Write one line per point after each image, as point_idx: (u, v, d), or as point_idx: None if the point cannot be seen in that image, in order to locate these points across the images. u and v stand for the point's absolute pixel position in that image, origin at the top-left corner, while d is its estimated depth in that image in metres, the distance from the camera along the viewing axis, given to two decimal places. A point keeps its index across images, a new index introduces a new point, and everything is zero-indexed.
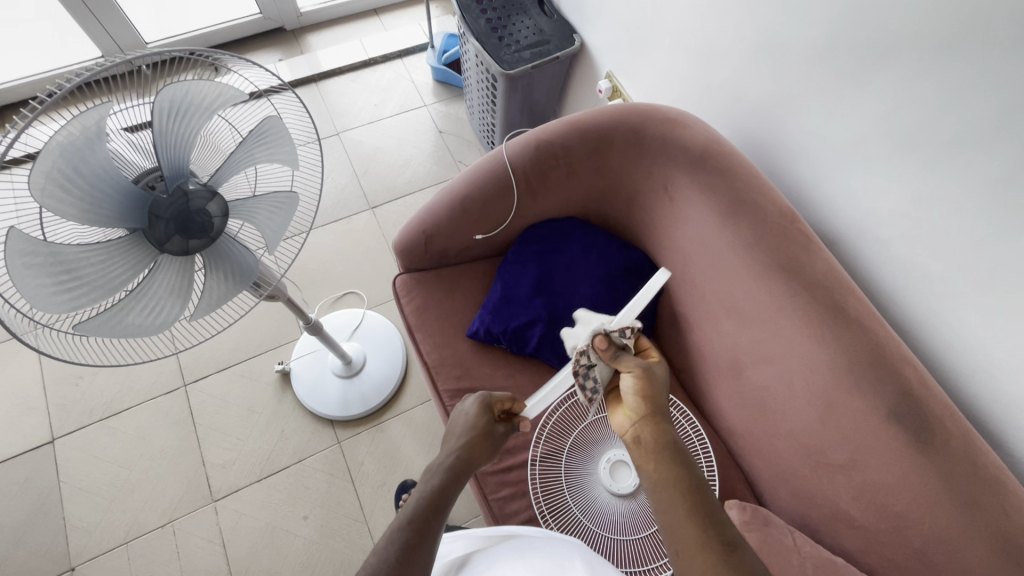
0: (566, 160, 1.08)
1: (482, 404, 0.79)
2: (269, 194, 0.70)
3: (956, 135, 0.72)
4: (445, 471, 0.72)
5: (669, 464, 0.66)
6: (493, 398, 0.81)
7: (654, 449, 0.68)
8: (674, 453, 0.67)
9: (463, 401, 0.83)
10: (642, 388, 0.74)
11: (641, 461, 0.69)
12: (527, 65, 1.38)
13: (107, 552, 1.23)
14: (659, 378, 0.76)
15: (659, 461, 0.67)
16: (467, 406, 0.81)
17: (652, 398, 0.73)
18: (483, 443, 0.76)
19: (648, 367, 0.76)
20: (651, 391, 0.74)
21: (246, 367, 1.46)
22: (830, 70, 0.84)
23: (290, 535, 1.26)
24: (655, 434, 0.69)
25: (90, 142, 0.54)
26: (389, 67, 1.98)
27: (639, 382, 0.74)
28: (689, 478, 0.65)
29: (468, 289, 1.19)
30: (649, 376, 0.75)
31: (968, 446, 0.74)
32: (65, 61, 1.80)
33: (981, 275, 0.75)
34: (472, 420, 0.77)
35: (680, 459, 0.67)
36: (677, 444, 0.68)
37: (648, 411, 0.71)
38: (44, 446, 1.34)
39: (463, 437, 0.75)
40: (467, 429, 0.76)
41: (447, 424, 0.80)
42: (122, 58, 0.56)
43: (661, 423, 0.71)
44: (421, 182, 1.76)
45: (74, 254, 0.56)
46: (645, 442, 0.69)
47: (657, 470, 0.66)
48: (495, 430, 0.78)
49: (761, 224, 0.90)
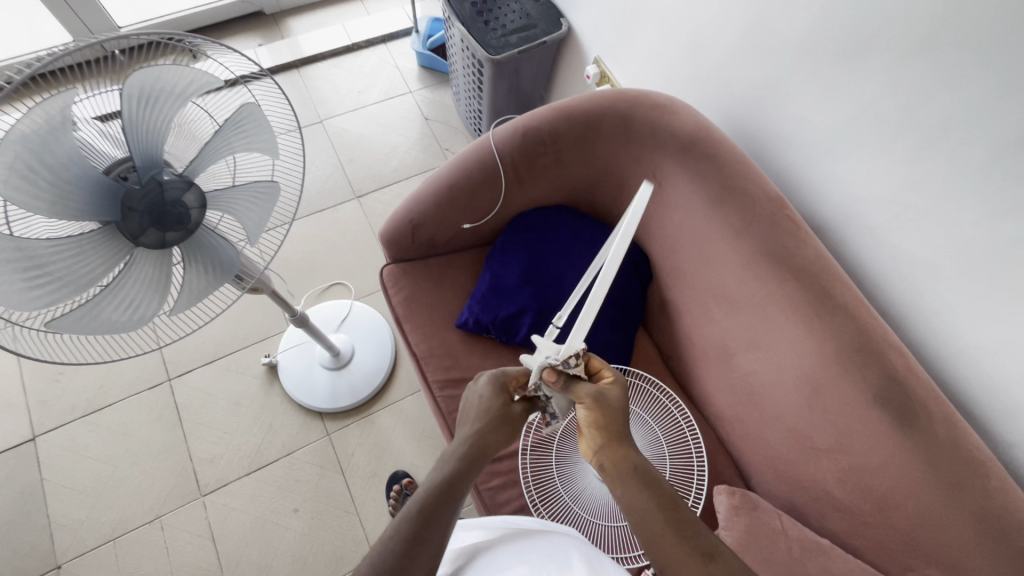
0: (554, 147, 1.07)
1: (496, 385, 0.78)
2: (249, 184, 0.67)
3: (944, 120, 0.72)
4: (456, 460, 0.72)
5: (637, 489, 0.67)
6: (507, 374, 0.80)
7: (620, 476, 0.69)
8: (642, 477, 0.68)
9: (477, 381, 0.81)
10: (594, 418, 0.72)
11: (610, 486, 0.70)
12: (514, 49, 1.35)
13: (93, 549, 1.21)
14: (613, 403, 0.72)
15: (624, 486, 0.68)
16: (480, 386, 0.79)
17: (607, 428, 0.72)
18: (499, 429, 0.76)
19: (600, 393, 0.72)
20: (606, 421, 0.72)
21: (232, 360, 1.43)
22: (820, 53, 0.83)
23: (281, 528, 1.25)
24: (617, 461, 0.70)
25: (56, 131, 0.52)
26: (373, 52, 1.94)
27: (592, 413, 0.72)
28: (660, 498, 0.67)
29: (456, 280, 1.17)
30: (602, 405, 0.72)
31: (951, 429, 0.76)
32: (33, 43, 1.72)
33: (966, 258, 0.76)
34: (485, 404, 0.77)
35: (648, 482, 0.68)
36: (642, 467, 0.69)
37: (607, 441, 0.71)
38: (25, 443, 1.31)
39: (478, 422, 0.75)
40: (483, 412, 0.76)
41: (461, 407, 0.80)
42: (94, 41, 0.55)
43: (623, 450, 0.70)
44: (407, 170, 1.73)
45: (42, 248, 0.54)
46: (608, 470, 0.70)
47: (626, 495, 0.68)
48: (511, 411, 0.78)
49: (750, 209, 0.90)
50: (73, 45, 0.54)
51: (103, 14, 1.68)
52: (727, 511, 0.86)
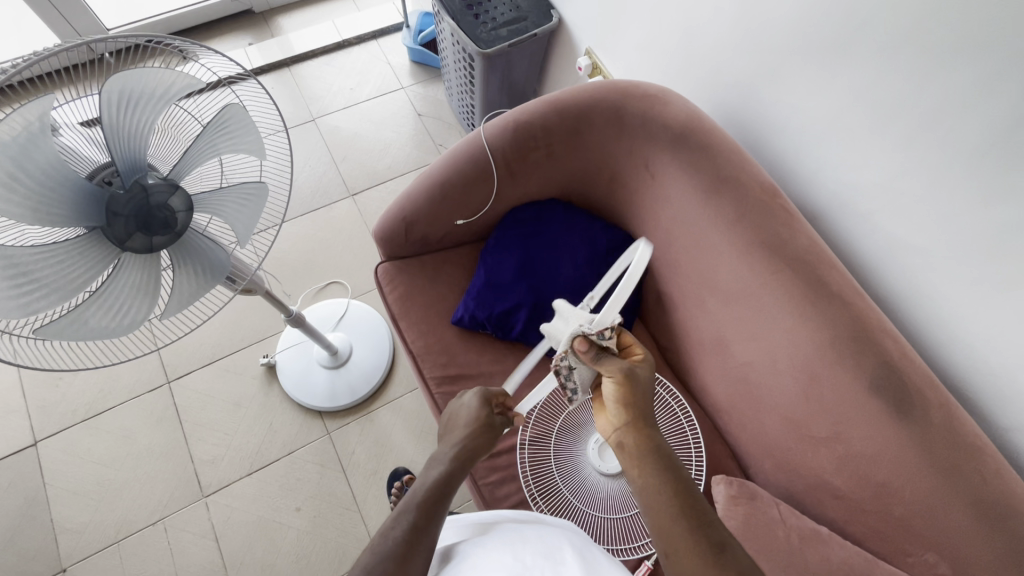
0: (546, 141, 1.06)
1: (482, 398, 0.79)
2: (236, 185, 0.66)
3: (937, 106, 0.71)
4: (449, 461, 0.72)
5: (655, 472, 0.67)
6: (491, 391, 0.81)
7: (639, 457, 0.69)
8: (661, 461, 0.68)
9: (463, 395, 0.82)
10: (623, 396, 0.72)
11: (628, 466, 0.70)
12: (505, 43, 1.34)
13: (98, 552, 1.22)
14: (641, 379, 0.73)
15: (644, 468, 0.68)
16: (468, 398, 0.80)
17: (634, 406, 0.71)
18: (484, 435, 0.75)
19: (631, 370, 0.73)
20: (634, 399, 0.72)
21: (231, 362, 1.44)
22: (810, 39, 0.82)
23: (283, 527, 1.26)
24: (639, 441, 0.69)
25: (36, 137, 0.52)
26: (364, 48, 1.93)
27: (620, 390, 0.72)
28: (677, 483, 0.66)
29: (451, 276, 1.17)
30: (632, 382, 0.72)
31: (947, 414, 0.76)
32: (21, 45, 1.71)
33: (960, 245, 0.75)
34: (475, 413, 0.77)
35: (668, 465, 0.68)
36: (662, 449, 0.69)
37: (632, 420, 0.70)
38: (27, 448, 1.31)
39: (468, 428, 0.76)
40: (470, 421, 0.76)
41: (449, 417, 0.80)
42: (83, 41, 0.56)
43: (646, 430, 0.70)
44: (401, 167, 1.72)
45: (28, 254, 0.54)
46: (628, 449, 0.70)
47: (643, 476, 0.68)
48: (496, 422, 0.78)
49: (742, 199, 0.90)
50: (61, 46, 0.55)
51: (90, 16, 1.67)
52: (725, 502, 0.85)
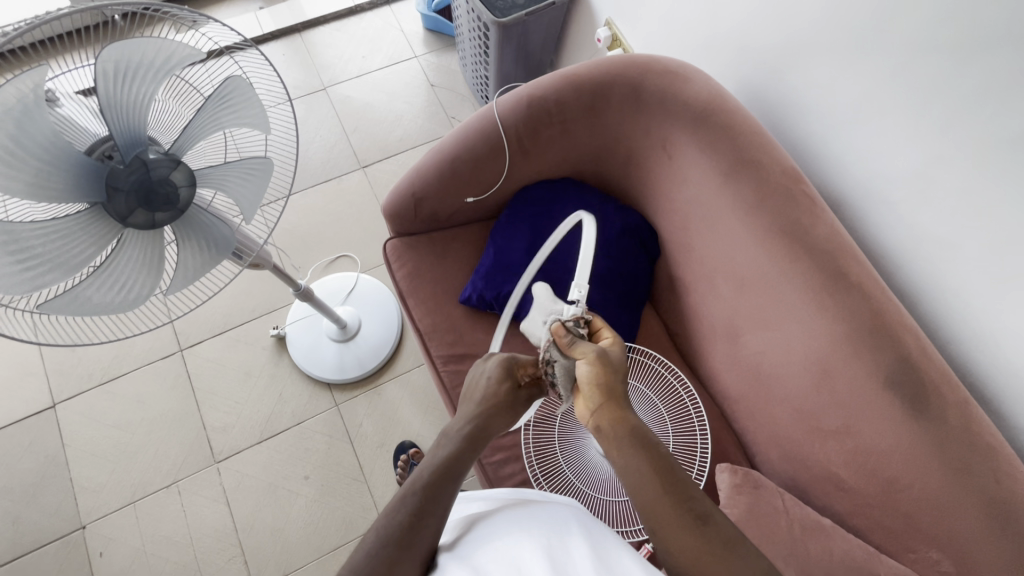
0: (560, 118, 1.03)
1: (504, 367, 0.77)
2: (242, 159, 0.65)
3: (978, 91, 0.67)
4: (460, 440, 0.72)
5: (635, 452, 0.65)
6: (517, 360, 0.79)
7: (616, 438, 0.67)
8: (639, 439, 0.66)
9: (484, 362, 0.80)
10: (599, 376, 0.70)
11: (608, 447, 0.68)
12: (521, 12, 1.30)
13: (115, 511, 1.27)
14: (615, 361, 0.72)
15: (623, 448, 0.66)
16: (489, 367, 0.78)
17: (609, 386, 0.70)
18: (502, 413, 0.75)
19: (604, 350, 0.72)
20: (608, 378, 0.70)
21: (241, 332, 1.45)
22: (848, 17, 0.77)
23: (292, 494, 1.29)
24: (617, 423, 0.68)
25: (31, 111, 0.51)
26: (377, 14, 1.87)
27: (594, 370, 0.70)
28: (655, 459, 0.65)
29: (460, 255, 1.15)
30: (608, 363, 0.71)
31: (963, 412, 0.74)
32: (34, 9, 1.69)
33: (989, 241, 0.72)
34: (491, 389, 0.75)
35: (644, 442, 0.66)
36: (638, 427, 0.67)
37: (607, 402, 0.69)
38: (46, 410, 1.35)
39: (482, 406, 0.74)
40: (488, 397, 0.75)
41: (467, 387, 0.78)
42: (91, 6, 0.54)
43: (619, 410, 0.69)
44: (413, 140, 1.69)
45: (29, 230, 0.54)
46: (606, 431, 0.68)
47: (622, 456, 0.66)
48: (517, 396, 0.77)
49: (763, 184, 0.86)
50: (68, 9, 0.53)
51: None
52: (728, 489, 0.85)
